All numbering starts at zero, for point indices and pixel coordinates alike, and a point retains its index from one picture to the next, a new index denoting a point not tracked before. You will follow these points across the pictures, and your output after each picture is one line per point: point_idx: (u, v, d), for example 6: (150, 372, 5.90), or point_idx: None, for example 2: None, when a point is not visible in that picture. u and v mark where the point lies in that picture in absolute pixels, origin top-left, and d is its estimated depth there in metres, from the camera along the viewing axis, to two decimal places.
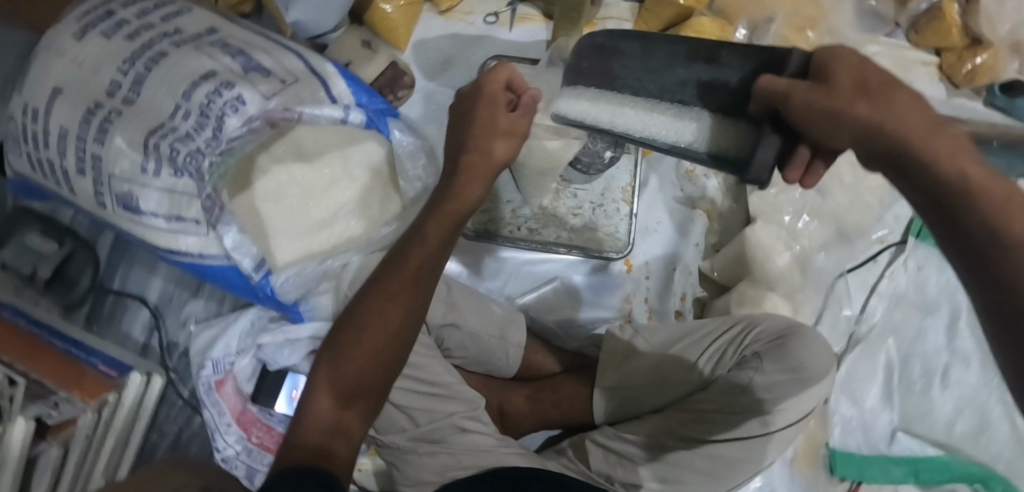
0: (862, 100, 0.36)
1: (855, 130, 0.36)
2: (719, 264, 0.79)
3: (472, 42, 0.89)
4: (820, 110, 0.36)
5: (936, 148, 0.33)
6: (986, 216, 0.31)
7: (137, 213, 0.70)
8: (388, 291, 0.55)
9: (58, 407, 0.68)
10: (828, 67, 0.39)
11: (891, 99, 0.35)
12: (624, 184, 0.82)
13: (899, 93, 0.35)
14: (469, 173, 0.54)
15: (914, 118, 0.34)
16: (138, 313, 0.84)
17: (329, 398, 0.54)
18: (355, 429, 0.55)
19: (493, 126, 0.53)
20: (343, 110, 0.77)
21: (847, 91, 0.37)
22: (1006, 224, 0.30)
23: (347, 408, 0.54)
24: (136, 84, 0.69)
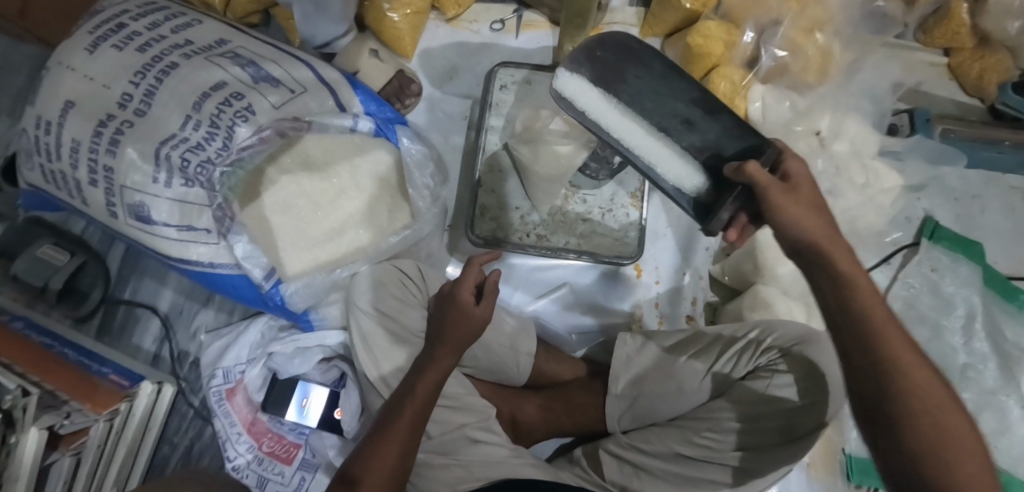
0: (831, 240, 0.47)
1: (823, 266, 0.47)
2: (729, 268, 0.80)
3: (478, 50, 0.89)
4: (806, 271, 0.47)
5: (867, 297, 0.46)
6: (896, 391, 0.44)
7: (148, 224, 0.70)
8: (434, 357, 0.65)
9: (70, 416, 0.68)
10: (796, 183, 0.50)
11: (856, 278, 0.46)
12: (633, 189, 0.79)
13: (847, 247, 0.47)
14: (446, 345, 0.66)
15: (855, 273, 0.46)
16: (149, 324, 0.84)
17: (376, 434, 0.61)
18: (392, 461, 0.59)
19: (467, 312, 0.68)
20: (352, 118, 0.77)
21: (832, 253, 0.47)
22: (903, 401, 0.44)
23: (398, 440, 0.60)
24: (147, 96, 0.69)
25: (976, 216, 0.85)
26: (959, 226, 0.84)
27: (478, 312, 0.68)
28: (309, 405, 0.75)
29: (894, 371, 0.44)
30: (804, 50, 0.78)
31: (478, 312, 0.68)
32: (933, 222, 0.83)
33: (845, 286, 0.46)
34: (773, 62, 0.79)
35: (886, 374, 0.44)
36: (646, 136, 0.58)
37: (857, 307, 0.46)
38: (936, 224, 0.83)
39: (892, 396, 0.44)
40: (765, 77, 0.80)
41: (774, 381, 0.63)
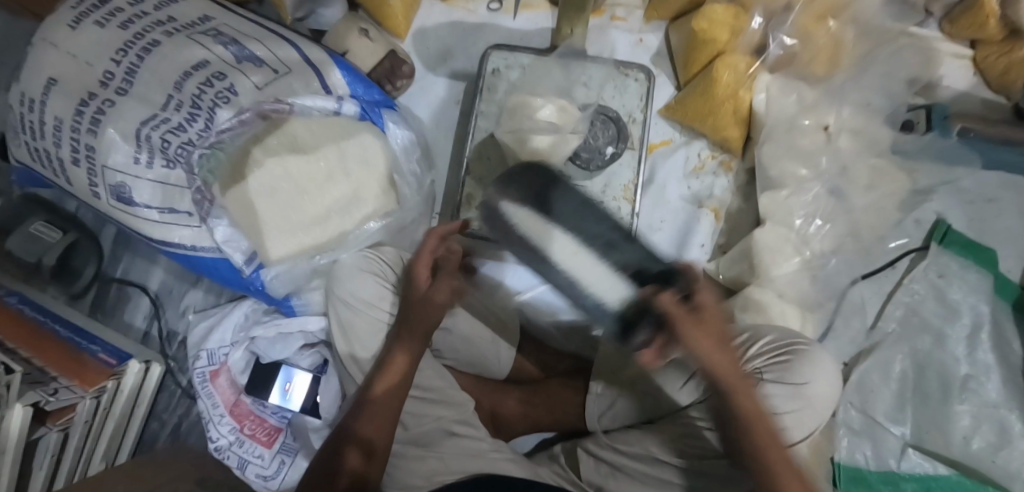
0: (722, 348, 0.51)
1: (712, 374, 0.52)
2: (724, 267, 0.76)
3: (473, 31, 0.86)
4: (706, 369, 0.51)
5: (743, 397, 0.52)
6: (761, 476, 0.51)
7: (129, 205, 0.70)
8: (395, 344, 0.65)
9: (57, 394, 0.69)
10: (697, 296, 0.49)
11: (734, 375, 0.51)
12: (626, 182, 0.74)
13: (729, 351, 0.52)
14: (409, 327, 0.65)
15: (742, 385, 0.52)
16: (139, 302, 0.85)
17: (343, 432, 0.61)
18: (361, 452, 0.61)
19: (428, 298, 0.65)
20: (336, 101, 0.75)
21: (718, 353, 0.50)
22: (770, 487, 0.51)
23: (367, 437, 0.61)
24: (128, 74, 0.68)
25: (988, 219, 0.80)
26: (973, 230, 0.80)
27: (437, 295, 0.65)
28: (292, 389, 0.75)
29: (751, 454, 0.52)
30: (813, 38, 0.74)
31: (438, 295, 0.65)
32: (945, 226, 0.79)
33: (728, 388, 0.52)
34: (782, 50, 0.75)
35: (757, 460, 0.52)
36: (572, 256, 0.52)
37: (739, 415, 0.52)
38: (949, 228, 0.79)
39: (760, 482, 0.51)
40: (773, 66, 0.76)
41: (757, 390, 0.58)
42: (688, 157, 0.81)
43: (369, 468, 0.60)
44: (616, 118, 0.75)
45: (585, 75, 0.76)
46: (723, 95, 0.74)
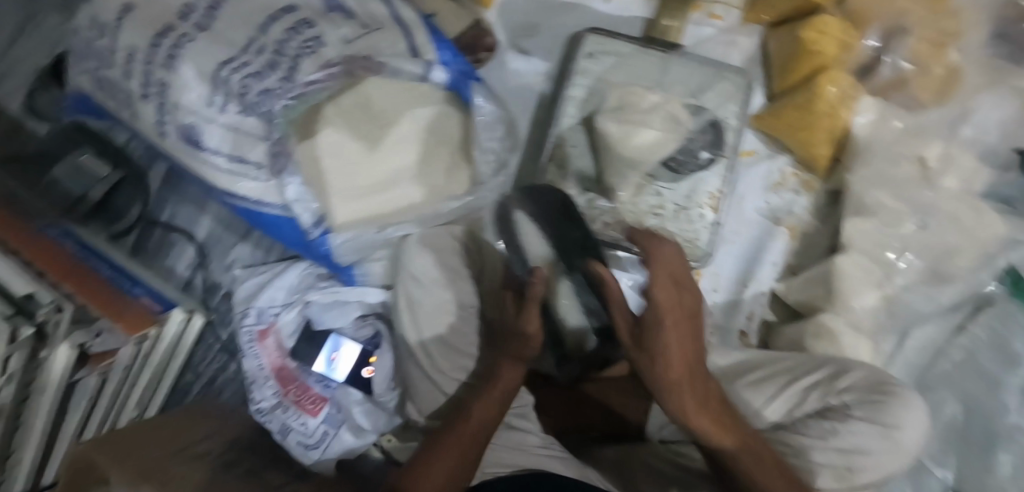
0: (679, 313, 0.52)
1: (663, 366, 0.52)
2: (795, 289, 0.74)
3: (563, 10, 0.82)
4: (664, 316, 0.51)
5: (671, 334, 0.51)
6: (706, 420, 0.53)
7: (197, 149, 0.66)
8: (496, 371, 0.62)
9: (101, 337, 0.66)
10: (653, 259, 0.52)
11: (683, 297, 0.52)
12: (713, 189, 0.72)
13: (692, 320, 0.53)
14: (510, 358, 0.62)
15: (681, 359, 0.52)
16: (184, 249, 0.82)
17: (432, 442, 0.59)
18: (449, 463, 0.57)
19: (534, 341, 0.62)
20: (424, 66, 0.70)
21: (663, 288, 0.51)
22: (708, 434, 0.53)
23: (456, 447, 0.58)
24: (211, 9, 0.64)
25: None
26: None
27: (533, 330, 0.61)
28: (338, 359, 0.72)
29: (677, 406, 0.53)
30: (929, 66, 0.71)
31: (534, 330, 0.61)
32: (1017, 275, 0.75)
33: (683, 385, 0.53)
34: (895, 73, 0.72)
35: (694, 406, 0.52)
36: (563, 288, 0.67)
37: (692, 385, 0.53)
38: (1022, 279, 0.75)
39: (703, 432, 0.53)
40: (878, 90, 0.74)
41: (842, 425, 0.56)
42: (769, 171, 0.78)
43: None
44: (715, 123, 0.71)
45: (683, 75, 0.73)
46: (822, 112, 0.71)
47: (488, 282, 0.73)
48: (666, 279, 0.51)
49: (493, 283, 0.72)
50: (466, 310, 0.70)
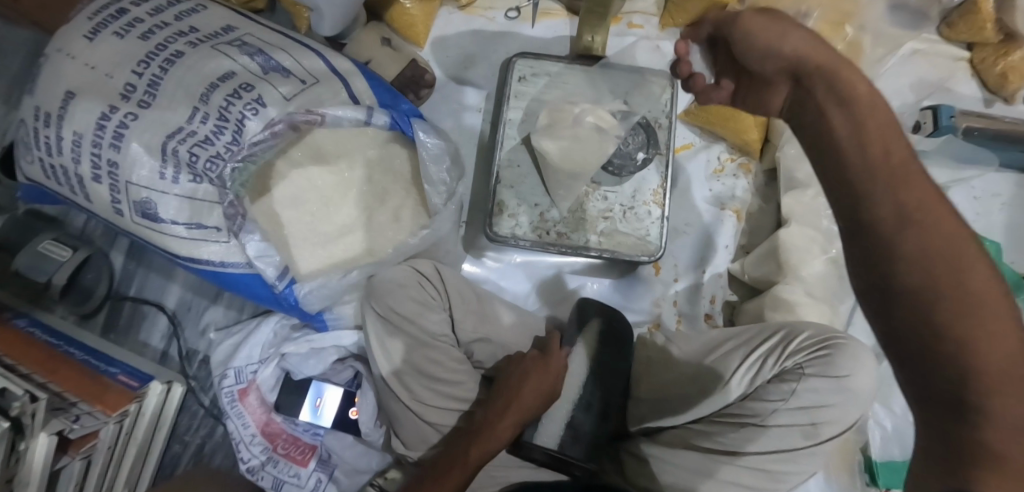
0: (832, 109, 0.43)
1: (874, 226, 0.40)
2: (749, 267, 0.78)
3: (493, 39, 0.86)
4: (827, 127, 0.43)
5: (869, 158, 0.41)
6: (928, 270, 0.38)
7: (155, 221, 0.68)
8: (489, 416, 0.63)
9: (79, 420, 0.66)
10: (773, 54, 0.47)
11: (856, 112, 0.42)
12: (656, 186, 0.76)
13: (897, 146, 0.41)
14: (508, 401, 0.63)
15: (926, 207, 0.39)
16: (156, 321, 0.83)
17: (432, 472, 0.60)
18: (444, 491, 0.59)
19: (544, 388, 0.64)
20: (365, 111, 0.72)
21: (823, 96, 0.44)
22: (922, 276, 0.39)
23: (456, 478, 0.59)
24: (151, 86, 0.66)
25: (987, 216, 0.85)
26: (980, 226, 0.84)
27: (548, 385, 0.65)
28: (323, 405, 0.73)
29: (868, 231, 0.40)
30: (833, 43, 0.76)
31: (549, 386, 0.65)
32: None
33: (929, 284, 0.38)
34: None
35: (884, 227, 0.40)
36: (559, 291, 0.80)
37: (958, 285, 0.38)
38: None
39: (902, 282, 0.39)
40: None
41: (799, 385, 0.59)
42: (708, 160, 0.83)
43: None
44: (645, 123, 0.76)
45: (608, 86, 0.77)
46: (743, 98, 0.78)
47: (462, 307, 0.71)
48: (827, 91, 0.44)
49: (467, 308, 0.72)
50: (439, 340, 0.69)
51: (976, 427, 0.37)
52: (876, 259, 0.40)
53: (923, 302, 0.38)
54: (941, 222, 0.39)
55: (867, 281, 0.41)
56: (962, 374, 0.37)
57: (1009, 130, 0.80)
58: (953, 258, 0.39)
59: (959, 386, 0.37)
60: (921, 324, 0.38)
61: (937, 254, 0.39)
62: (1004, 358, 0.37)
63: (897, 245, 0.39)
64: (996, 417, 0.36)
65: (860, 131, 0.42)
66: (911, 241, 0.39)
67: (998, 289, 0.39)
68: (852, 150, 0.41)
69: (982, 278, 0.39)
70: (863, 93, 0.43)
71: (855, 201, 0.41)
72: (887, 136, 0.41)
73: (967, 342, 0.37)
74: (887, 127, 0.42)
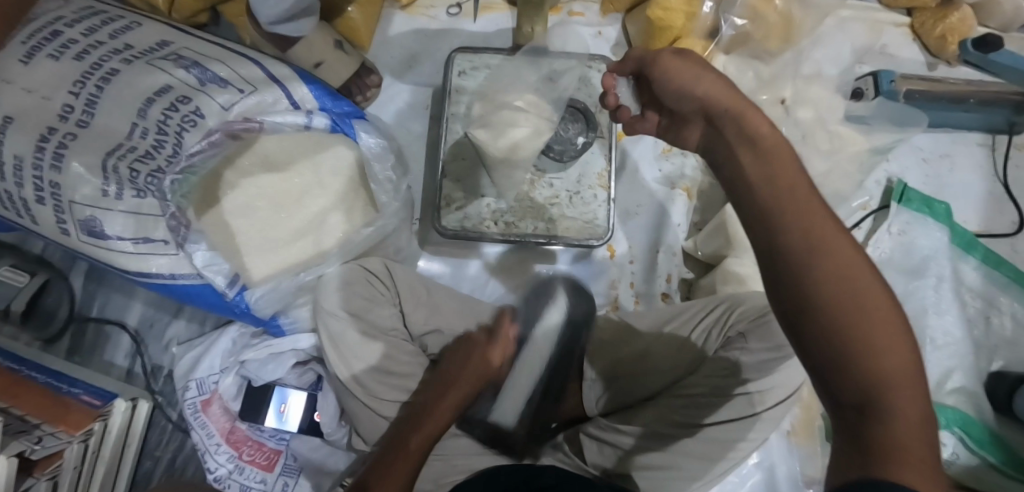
0: (741, 149, 0.41)
1: (780, 240, 0.36)
2: (702, 243, 0.78)
3: (435, 36, 0.87)
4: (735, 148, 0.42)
5: (782, 180, 0.37)
6: (833, 279, 0.34)
7: (102, 238, 0.68)
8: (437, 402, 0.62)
9: (42, 441, 0.66)
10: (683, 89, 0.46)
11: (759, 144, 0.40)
12: (599, 169, 0.78)
13: (797, 176, 0.37)
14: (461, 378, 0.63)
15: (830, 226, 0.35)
16: (119, 340, 0.83)
17: (404, 429, 0.60)
18: (415, 446, 0.58)
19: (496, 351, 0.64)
20: (306, 115, 0.75)
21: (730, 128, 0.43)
22: (827, 286, 0.34)
23: (426, 434, 0.59)
24: (89, 106, 0.67)
25: (943, 176, 0.86)
26: (929, 187, 0.85)
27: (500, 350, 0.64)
28: (288, 410, 0.74)
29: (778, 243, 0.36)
30: (765, 16, 0.77)
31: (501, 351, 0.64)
32: (901, 185, 0.83)
33: (840, 310, 0.33)
34: (734, 30, 0.79)
35: (797, 243, 0.35)
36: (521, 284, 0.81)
37: (862, 309, 0.33)
38: (905, 187, 0.83)
39: (808, 292, 0.34)
40: (727, 47, 0.81)
41: (743, 354, 0.62)
42: (656, 140, 0.83)
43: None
44: (583, 108, 0.77)
45: (529, 74, 0.75)
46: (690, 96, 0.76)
47: (412, 301, 0.76)
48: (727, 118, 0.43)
49: (416, 302, 0.76)
50: (389, 333, 0.74)
51: (879, 425, 0.32)
52: (792, 286, 0.35)
53: (829, 323, 0.33)
54: (843, 250, 0.35)
55: (784, 302, 0.35)
56: (866, 384, 0.33)
57: (945, 90, 0.80)
58: (857, 287, 0.34)
59: (863, 398, 0.33)
60: (826, 337, 0.33)
61: (843, 280, 0.34)
62: (902, 367, 0.33)
63: (807, 270, 0.34)
64: (901, 427, 0.32)
65: (766, 168, 0.38)
66: (821, 255, 0.34)
67: (902, 323, 0.34)
68: (763, 186, 0.38)
69: (886, 307, 0.34)
70: (769, 134, 0.40)
71: (769, 233, 0.36)
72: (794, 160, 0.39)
73: (869, 353, 0.33)
74: (788, 153, 0.39)
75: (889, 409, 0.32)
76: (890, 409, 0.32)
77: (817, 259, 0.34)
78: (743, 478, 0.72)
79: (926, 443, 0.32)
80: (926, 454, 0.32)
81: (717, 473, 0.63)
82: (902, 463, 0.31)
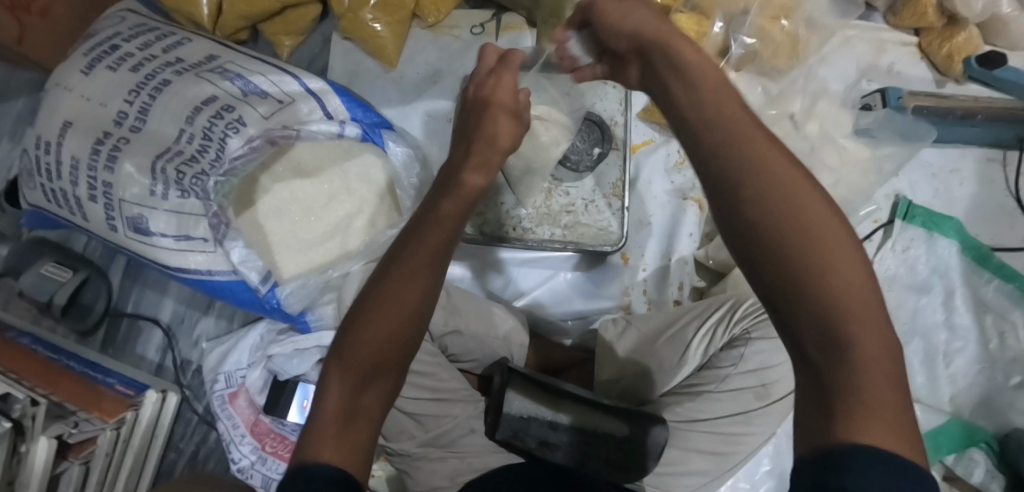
0: (675, 82, 0.39)
1: (726, 177, 0.34)
2: (713, 252, 0.81)
3: (459, 54, 0.92)
4: (680, 68, 0.39)
5: (720, 110, 0.36)
6: (780, 210, 0.33)
7: (147, 235, 0.73)
8: (425, 223, 0.46)
9: (78, 426, 0.70)
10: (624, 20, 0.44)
11: (694, 74, 0.38)
12: (615, 179, 0.81)
13: (735, 106, 0.36)
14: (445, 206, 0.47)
15: (773, 155, 0.34)
16: (152, 335, 0.88)
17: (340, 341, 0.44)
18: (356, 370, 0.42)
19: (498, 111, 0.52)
20: (338, 125, 0.79)
21: (664, 60, 0.41)
22: (777, 219, 0.33)
23: (368, 344, 0.42)
24: (141, 112, 0.73)
25: (953, 190, 0.88)
26: (940, 203, 0.87)
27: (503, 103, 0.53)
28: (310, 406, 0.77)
29: (721, 177, 0.34)
30: (772, 36, 0.81)
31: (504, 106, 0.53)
32: (905, 201, 0.85)
33: (793, 243, 0.32)
34: (743, 49, 0.82)
35: (738, 173, 0.34)
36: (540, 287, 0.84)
37: (811, 238, 0.32)
38: (910, 203, 0.85)
39: (758, 232, 0.33)
40: (737, 65, 0.83)
41: (748, 349, 0.65)
42: (668, 154, 0.87)
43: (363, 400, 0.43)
44: (599, 121, 0.82)
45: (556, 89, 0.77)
46: None
47: None
48: (660, 47, 0.41)
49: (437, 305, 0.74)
50: None
51: (845, 371, 0.31)
52: (742, 218, 0.33)
53: (779, 263, 0.32)
54: (793, 182, 0.33)
55: (737, 245, 0.34)
56: (829, 326, 0.31)
57: (951, 105, 0.83)
58: (808, 216, 0.33)
59: (825, 339, 0.32)
60: (782, 278, 0.32)
61: (792, 211, 0.33)
62: (860, 299, 0.32)
63: (750, 202, 0.33)
64: (863, 371, 0.31)
65: (696, 95, 0.37)
66: (769, 186, 0.33)
67: (852, 242, 0.33)
68: (697, 112, 0.37)
69: (838, 230, 0.33)
70: (697, 58, 0.39)
71: (709, 165, 0.35)
72: (731, 92, 0.37)
73: (824, 290, 0.31)
74: (726, 84, 0.37)
75: (853, 353, 0.31)
76: (855, 356, 0.31)
77: (755, 181, 0.33)
78: (755, 484, 0.73)
79: (894, 385, 0.32)
80: (890, 392, 0.31)
81: (726, 468, 0.65)
82: (869, 424, 0.30)
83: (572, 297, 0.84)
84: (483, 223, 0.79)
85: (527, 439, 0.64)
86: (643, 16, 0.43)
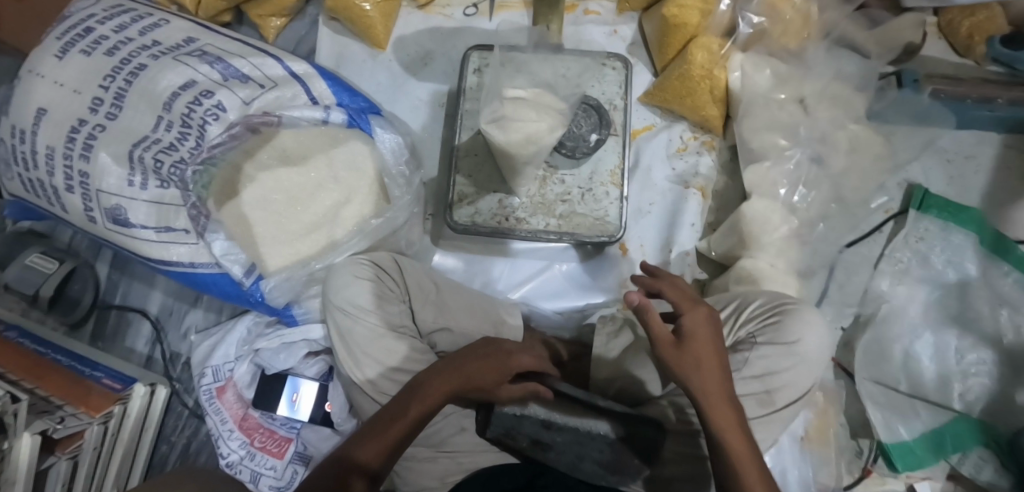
0: (683, 332, 0.55)
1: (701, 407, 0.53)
2: (715, 243, 0.78)
3: (451, 36, 0.89)
4: (686, 337, 0.55)
5: (703, 373, 0.54)
6: (732, 445, 0.52)
7: (126, 227, 0.70)
8: (461, 358, 0.63)
9: (64, 421, 0.68)
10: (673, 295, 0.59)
11: (694, 333, 0.55)
12: (612, 167, 0.78)
13: (714, 364, 0.54)
14: (484, 358, 0.64)
15: (727, 405, 0.53)
16: (140, 327, 0.86)
17: (408, 393, 0.61)
18: (415, 412, 0.59)
19: (500, 364, 0.64)
20: (323, 111, 0.77)
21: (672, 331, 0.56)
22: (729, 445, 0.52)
23: (433, 399, 0.60)
24: (117, 99, 0.69)
25: (969, 178, 0.83)
26: (955, 191, 0.83)
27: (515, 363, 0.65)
28: (300, 400, 0.75)
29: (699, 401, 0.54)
30: (781, 13, 0.77)
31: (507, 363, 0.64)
32: (921, 191, 0.81)
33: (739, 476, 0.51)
34: (751, 27, 0.78)
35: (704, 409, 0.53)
36: (534, 280, 0.81)
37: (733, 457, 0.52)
38: (926, 192, 0.81)
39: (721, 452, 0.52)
40: (744, 45, 0.79)
41: (752, 353, 0.60)
42: (670, 139, 0.84)
43: (402, 441, 0.59)
44: (596, 105, 0.78)
45: (561, 67, 0.77)
46: (697, 76, 0.77)
47: (422, 299, 0.72)
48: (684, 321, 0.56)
49: (426, 299, 0.72)
50: (400, 331, 0.69)
51: None
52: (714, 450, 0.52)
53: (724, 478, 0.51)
54: (732, 418, 0.53)
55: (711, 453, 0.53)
56: None
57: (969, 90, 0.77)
58: (740, 452, 0.52)
59: None
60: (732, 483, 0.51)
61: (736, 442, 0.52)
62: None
63: (717, 429, 0.53)
64: None
65: (697, 357, 0.54)
66: (727, 424, 0.53)
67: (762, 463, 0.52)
68: (690, 367, 0.54)
69: (753, 452, 0.52)
70: (699, 330, 0.55)
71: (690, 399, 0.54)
72: (720, 358, 0.55)
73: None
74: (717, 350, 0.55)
75: None
76: None
77: (710, 420, 0.53)
78: None
79: None
80: None
81: None
82: None
83: (569, 290, 0.81)
84: (474, 206, 0.76)
85: (520, 438, 0.62)
86: (694, 315, 0.56)
